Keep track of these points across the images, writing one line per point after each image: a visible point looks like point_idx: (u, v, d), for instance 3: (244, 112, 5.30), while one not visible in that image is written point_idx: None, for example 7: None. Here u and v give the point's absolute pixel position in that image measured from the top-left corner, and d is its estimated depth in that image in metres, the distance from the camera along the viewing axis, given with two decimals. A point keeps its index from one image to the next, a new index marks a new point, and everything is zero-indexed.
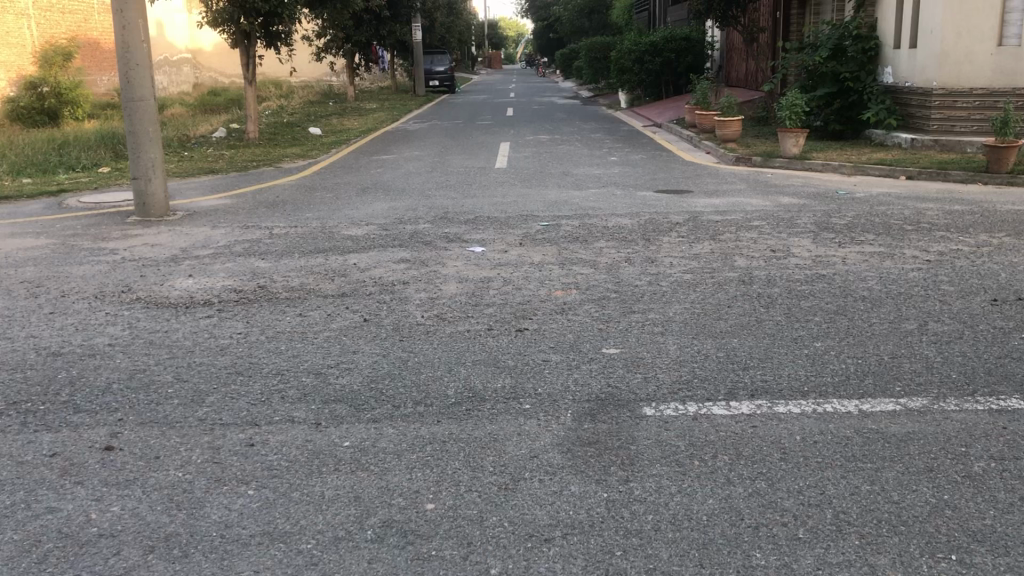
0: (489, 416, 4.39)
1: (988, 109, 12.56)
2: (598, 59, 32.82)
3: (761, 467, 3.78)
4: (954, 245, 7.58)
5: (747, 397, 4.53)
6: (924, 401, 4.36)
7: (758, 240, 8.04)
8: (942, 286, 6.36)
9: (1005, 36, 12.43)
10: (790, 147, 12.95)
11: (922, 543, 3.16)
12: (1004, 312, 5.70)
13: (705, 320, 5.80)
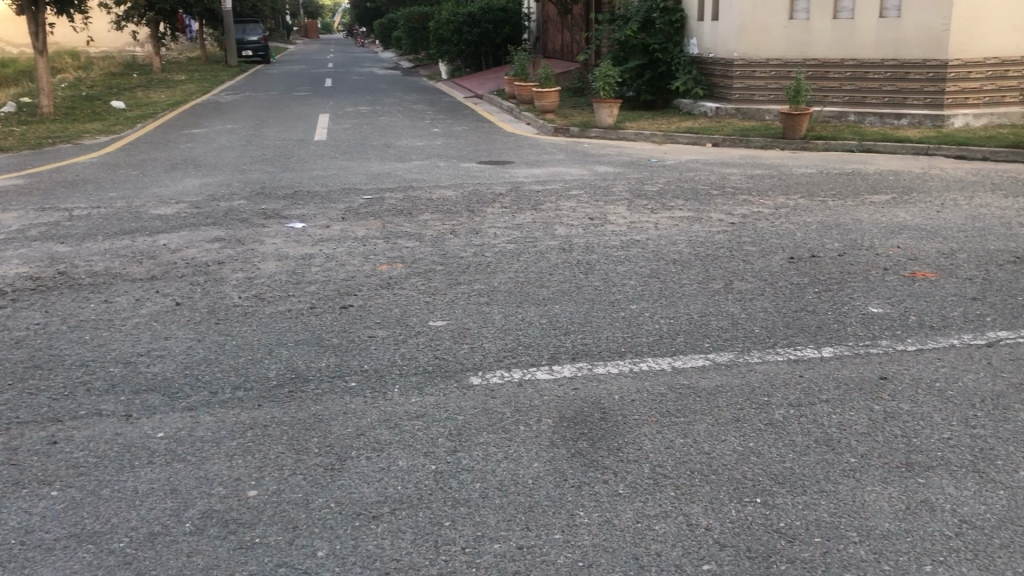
0: (314, 396, 4.29)
1: (784, 79, 13.25)
2: (417, 29, 32.55)
3: (583, 427, 3.90)
4: (755, 207, 8.06)
5: (569, 360, 4.65)
6: (730, 355, 4.63)
7: (576, 209, 8.25)
8: (745, 246, 6.75)
9: (796, 10, 12.97)
10: (605, 117, 13.31)
11: (730, 490, 3.36)
12: (800, 269, 6.12)
13: (528, 289, 5.89)
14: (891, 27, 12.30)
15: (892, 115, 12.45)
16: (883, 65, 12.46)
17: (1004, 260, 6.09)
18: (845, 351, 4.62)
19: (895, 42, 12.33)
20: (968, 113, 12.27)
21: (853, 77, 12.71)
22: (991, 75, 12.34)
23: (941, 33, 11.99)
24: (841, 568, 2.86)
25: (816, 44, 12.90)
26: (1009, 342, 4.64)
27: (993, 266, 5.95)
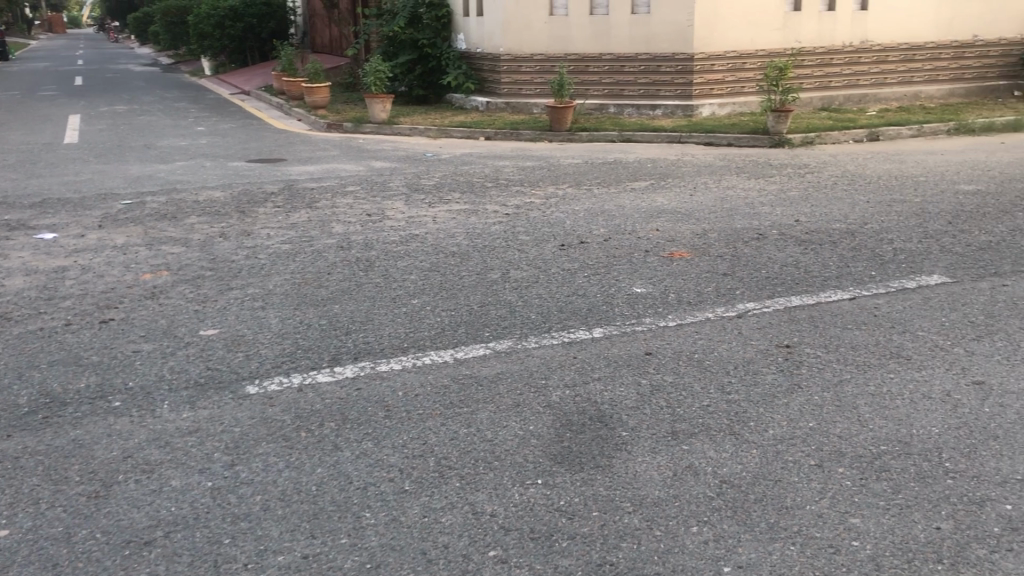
0: (72, 421, 3.96)
1: (548, 73, 13.65)
2: (175, 23, 30.86)
3: (366, 427, 3.86)
4: (527, 198, 8.30)
5: (350, 360, 4.59)
6: (509, 342, 4.75)
7: (353, 205, 8.14)
8: (520, 236, 6.93)
9: (555, 7, 13.41)
10: (378, 113, 13.21)
11: (513, 474, 3.45)
12: (571, 255, 6.37)
13: (305, 290, 5.75)
14: (641, 23, 13.00)
15: (647, 106, 13.21)
16: (636, 59, 13.13)
17: (750, 237, 6.62)
18: (614, 331, 4.86)
19: (647, 38, 13.03)
20: (713, 102, 13.21)
21: (610, 71, 13.31)
22: (731, 67, 13.22)
23: (685, 28, 12.82)
24: (618, 539, 3.01)
25: (576, 39, 13.39)
26: (756, 311, 5.06)
27: (740, 243, 6.46)
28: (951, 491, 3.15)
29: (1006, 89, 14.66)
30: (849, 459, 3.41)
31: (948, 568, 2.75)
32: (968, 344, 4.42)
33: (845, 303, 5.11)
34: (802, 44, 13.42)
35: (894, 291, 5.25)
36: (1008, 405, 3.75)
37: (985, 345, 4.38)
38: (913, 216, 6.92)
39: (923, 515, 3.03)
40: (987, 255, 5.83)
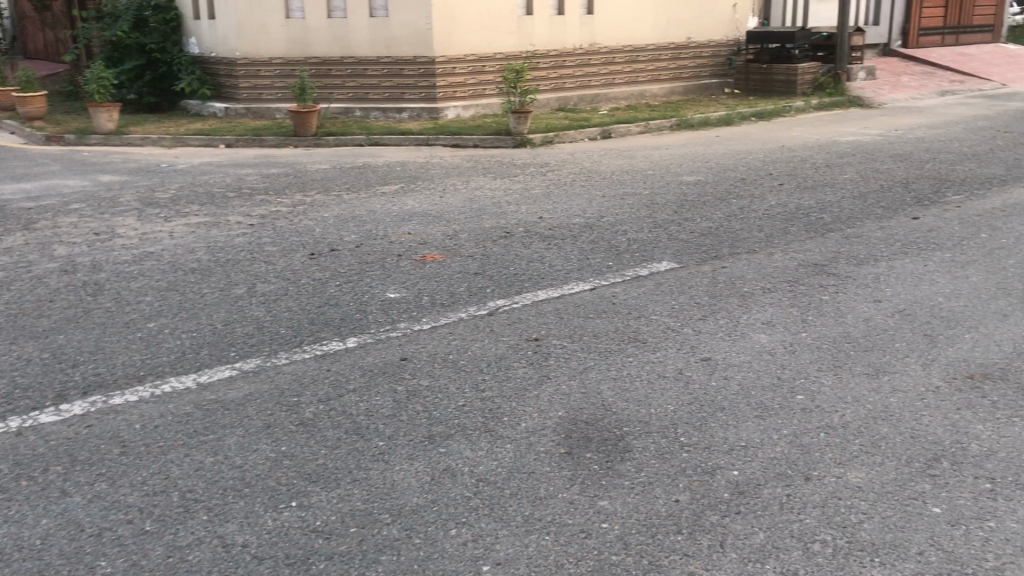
0: None
1: (289, 78, 13.29)
2: None
3: (99, 468, 3.54)
4: (273, 207, 8.02)
5: (78, 396, 4.19)
6: (257, 361, 4.54)
7: (77, 224, 7.49)
8: (266, 247, 6.67)
9: (291, 10, 13.11)
10: (104, 122, 12.25)
11: (265, 499, 3.29)
12: (321, 264, 6.21)
13: (24, 321, 5.20)
14: (381, 26, 12.93)
15: (393, 109, 13.02)
16: (378, 62, 13.04)
17: (497, 236, 6.78)
18: (367, 339, 4.79)
19: (387, 41, 12.96)
20: (457, 105, 13.15)
21: (353, 75, 13.14)
22: (472, 69, 13.21)
23: (425, 32, 12.74)
24: (376, 552, 2.95)
25: (315, 43, 13.13)
26: (505, 308, 5.17)
27: (487, 242, 6.59)
28: (686, 464, 3.36)
29: (719, 86, 15.60)
30: (596, 444, 3.56)
31: (686, 537, 2.92)
32: (696, 324, 4.76)
33: (587, 294, 5.35)
34: (536, 47, 13.66)
35: (630, 280, 5.57)
36: (732, 377, 4.06)
37: (711, 324, 4.73)
38: (644, 208, 7.38)
39: (662, 490, 3.20)
40: (708, 240, 6.32)
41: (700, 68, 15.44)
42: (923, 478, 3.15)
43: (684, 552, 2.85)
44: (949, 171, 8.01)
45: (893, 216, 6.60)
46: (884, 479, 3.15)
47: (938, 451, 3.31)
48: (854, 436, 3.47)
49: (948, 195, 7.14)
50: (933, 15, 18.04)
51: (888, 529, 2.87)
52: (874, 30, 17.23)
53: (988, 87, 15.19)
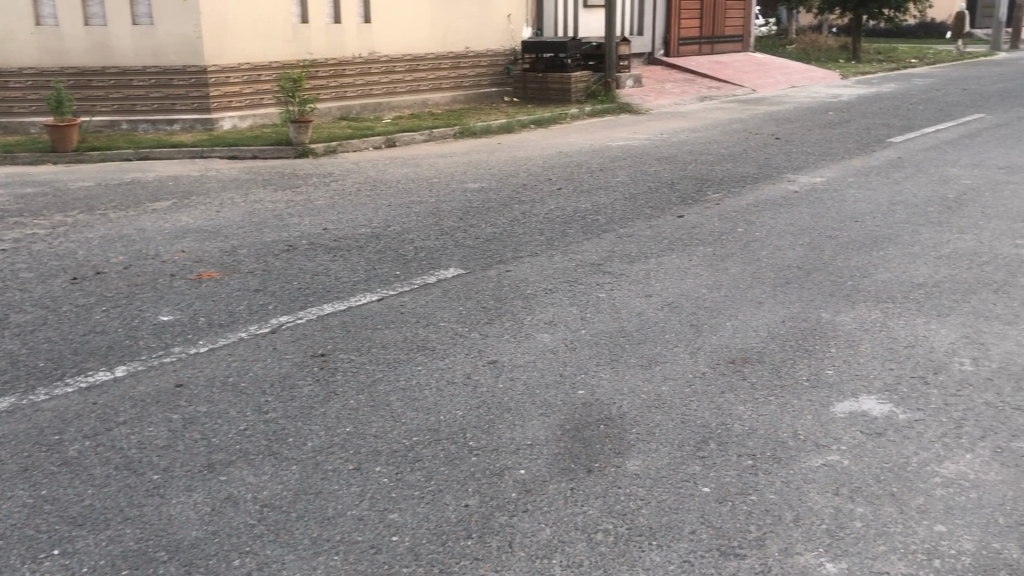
0: None
1: (43, 89, 12.28)
2: None
3: None
4: (28, 229, 7.36)
5: None
6: (11, 400, 4.13)
7: None
8: (21, 274, 6.11)
9: (41, 16, 12.13)
10: None
11: (23, 550, 3.00)
12: (85, 289, 5.77)
13: None
14: (145, 34, 12.23)
15: (163, 121, 12.34)
16: (144, 72, 12.30)
17: (279, 249, 6.57)
18: (138, 367, 4.49)
19: (153, 49, 12.27)
20: (232, 115, 12.63)
21: (117, 85, 12.33)
22: (246, 78, 12.71)
23: (193, 40, 12.15)
24: None
25: (71, 52, 12.22)
26: (289, 324, 5.02)
27: (269, 256, 6.37)
28: (474, 468, 3.38)
29: (499, 94, 15.92)
30: (385, 456, 3.51)
31: (476, 541, 2.94)
32: (482, 328, 4.82)
33: (374, 304, 5.29)
34: (314, 55, 13.38)
35: (417, 287, 5.56)
36: (517, 378, 4.15)
37: (495, 327, 4.81)
38: (429, 216, 7.41)
39: (452, 496, 3.21)
40: (492, 245, 6.43)
41: (480, 76, 15.69)
42: (693, 460, 3.34)
43: (473, 557, 2.86)
44: (710, 171, 8.60)
45: (661, 215, 7.00)
46: (659, 465, 3.31)
47: (707, 434, 3.52)
48: (632, 425, 3.63)
49: (709, 193, 7.66)
50: (690, 26, 19.36)
51: (663, 512, 3.02)
52: (640, 40, 18.23)
53: (741, 92, 16.47)
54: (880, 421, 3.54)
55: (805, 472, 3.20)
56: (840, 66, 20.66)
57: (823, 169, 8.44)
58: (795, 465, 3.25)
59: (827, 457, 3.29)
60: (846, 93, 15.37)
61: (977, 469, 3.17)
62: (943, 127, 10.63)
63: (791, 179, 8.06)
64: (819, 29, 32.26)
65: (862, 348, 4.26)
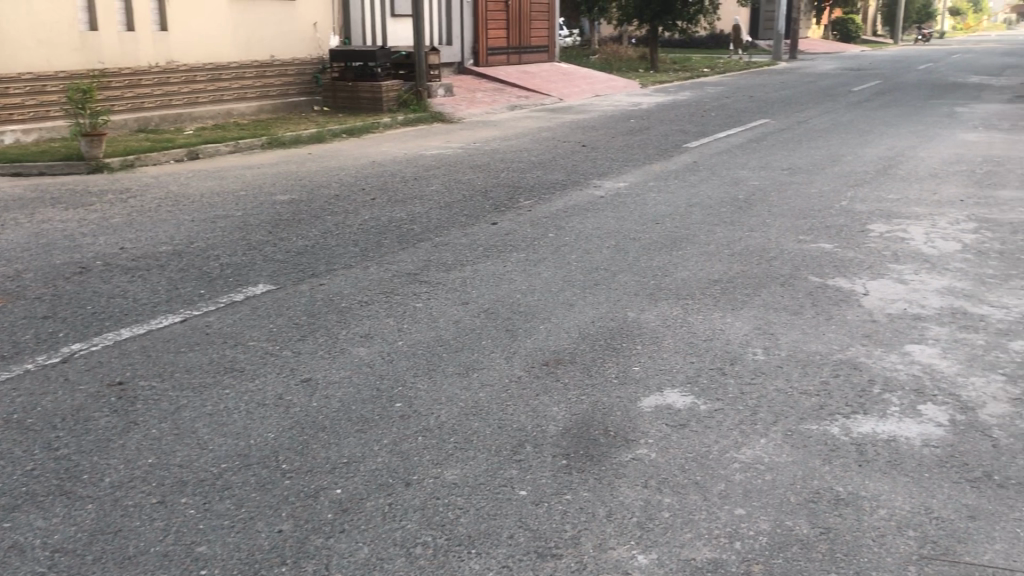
0: None
1: None
2: None
3: None
4: None
5: None
6: None
7: None
8: None
9: None
10: None
11: None
12: None
13: None
14: None
15: None
16: None
17: (70, 272, 6.11)
18: None
19: None
20: (15, 129, 11.47)
21: None
22: (29, 90, 11.59)
23: None
24: None
25: None
26: (82, 353, 4.67)
27: (58, 280, 5.92)
28: (288, 492, 3.27)
29: (309, 103, 15.54)
30: (191, 487, 3.33)
31: (292, 567, 2.84)
32: (294, 345, 4.67)
33: (177, 327, 5.01)
34: (105, 64, 12.55)
35: (224, 306, 5.33)
36: (332, 395, 4.04)
37: (308, 344, 4.68)
38: (236, 231, 7.12)
39: (264, 522, 3.08)
40: (303, 259, 6.26)
41: (287, 85, 15.20)
42: (510, 464, 3.37)
43: None
44: (521, 179, 8.76)
45: (474, 223, 7.06)
46: (477, 472, 3.32)
47: (522, 437, 3.56)
48: (449, 434, 3.62)
49: (520, 200, 7.80)
50: (498, 35, 19.70)
51: (481, 519, 3.03)
52: (449, 49, 18.36)
53: (549, 101, 16.92)
54: (683, 413, 3.71)
55: (616, 468, 3.30)
56: (640, 76, 21.64)
57: (627, 174, 8.80)
58: (606, 461, 3.35)
59: (636, 452, 3.41)
60: (646, 101, 16.10)
61: (771, 452, 3.38)
62: (734, 133, 11.34)
63: (597, 185, 8.34)
64: (619, 40, 33.66)
65: (666, 344, 4.46)
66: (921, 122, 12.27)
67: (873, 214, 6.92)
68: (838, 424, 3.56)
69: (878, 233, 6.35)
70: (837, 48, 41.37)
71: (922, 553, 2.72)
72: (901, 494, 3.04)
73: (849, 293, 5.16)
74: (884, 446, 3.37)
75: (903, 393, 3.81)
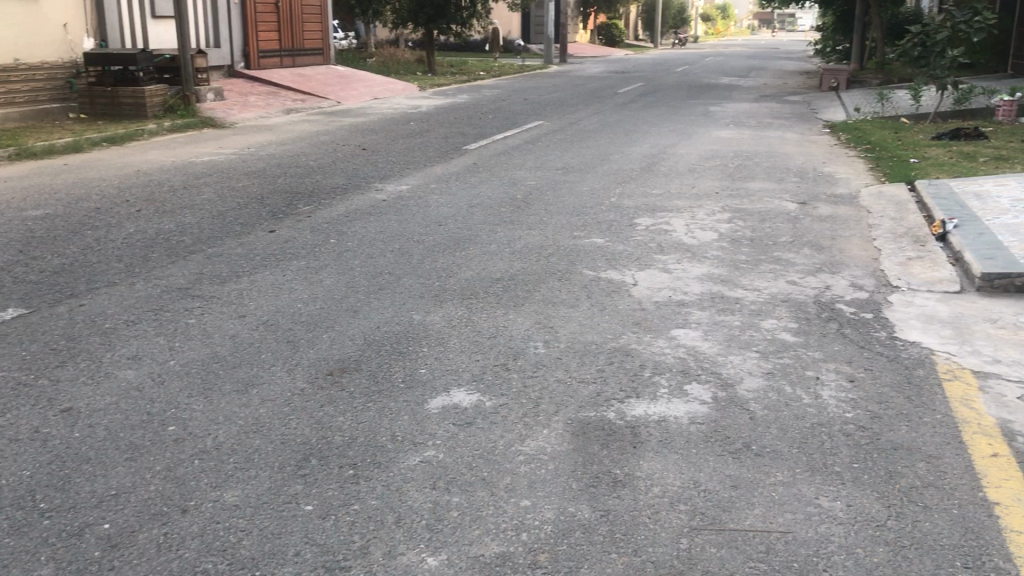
0: None
1: None
2: None
3: None
4: None
5: None
6: None
7: None
8: None
9: None
10: None
11: None
12: None
13: None
14: None
15: None
16: None
17: None
18: None
19: None
20: None
21: None
22: None
23: None
24: None
25: None
26: None
27: None
28: (48, 533, 2.99)
29: (62, 110, 14.29)
30: None
31: None
32: (51, 373, 4.30)
33: None
34: None
35: None
36: (96, 424, 3.75)
37: (69, 370, 4.32)
38: None
39: (21, 568, 2.81)
40: (60, 278, 5.77)
41: (37, 91, 13.97)
42: (295, 479, 3.27)
43: None
44: (299, 184, 8.54)
45: (251, 231, 6.80)
46: (259, 491, 3.19)
47: (308, 450, 3.47)
48: (229, 455, 3.46)
49: (299, 207, 7.60)
50: (268, 38, 19.12)
51: (266, 539, 2.92)
52: (217, 52, 17.61)
53: (326, 104, 16.62)
54: (469, 411, 3.76)
55: (404, 472, 3.28)
56: (418, 79, 21.73)
57: (407, 177, 8.80)
58: (394, 467, 3.32)
59: (424, 454, 3.41)
60: (424, 104, 16.20)
61: (553, 441, 3.48)
62: (510, 134, 11.63)
63: (378, 188, 8.28)
64: (396, 43, 33.64)
65: (451, 344, 4.50)
66: (680, 121, 13.13)
67: (640, 209, 7.32)
68: (614, 409, 3.73)
69: (646, 227, 6.72)
70: (604, 52, 43.49)
71: (692, 525, 2.90)
72: (672, 470, 3.23)
73: (621, 284, 5.42)
74: (655, 427, 3.56)
75: (671, 375, 4.05)
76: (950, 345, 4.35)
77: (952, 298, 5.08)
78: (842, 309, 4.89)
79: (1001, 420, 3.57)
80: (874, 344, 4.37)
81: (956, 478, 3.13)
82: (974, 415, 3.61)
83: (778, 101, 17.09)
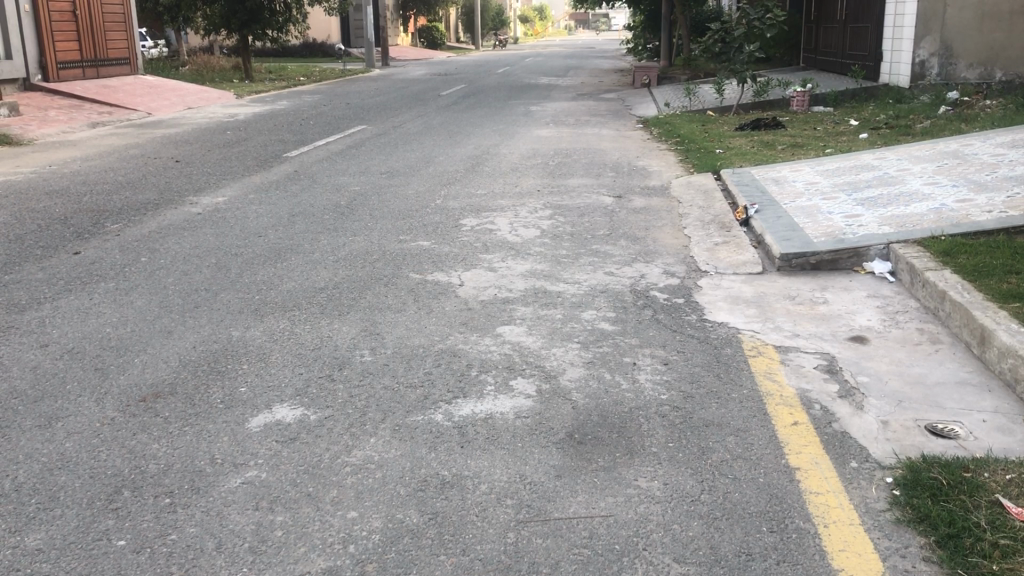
0: None
1: None
2: None
3: None
4: None
5: None
6: None
7: None
8: None
9: None
10: None
11: None
12: None
13: None
14: None
15: None
16: None
17: None
18: None
19: None
20: None
21: None
22: None
23: None
24: None
25: None
26: None
27: None
28: None
29: None
30: None
31: None
32: None
33: None
34: None
35: None
36: None
37: None
38: None
39: None
40: None
41: None
42: (105, 515, 3.07)
43: None
44: (106, 202, 8.06)
45: (52, 255, 6.35)
46: (65, 531, 2.97)
47: (119, 483, 3.27)
48: (31, 496, 3.20)
49: (107, 226, 7.18)
50: (67, 48, 17.97)
51: None
52: (9, 64, 16.38)
53: (135, 116, 15.81)
54: (293, 427, 3.66)
55: (224, 495, 3.16)
56: (235, 86, 21.01)
57: (223, 189, 8.47)
58: (213, 491, 3.19)
59: (245, 475, 3.29)
60: (241, 111, 15.71)
61: (380, 450, 3.44)
62: (331, 140, 11.42)
63: (193, 201, 7.94)
64: (209, 50, 32.40)
65: (273, 359, 4.36)
66: (502, 121, 13.31)
67: (464, 210, 7.36)
68: (441, 411, 3.73)
69: (470, 227, 6.77)
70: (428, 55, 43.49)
71: (518, 518, 2.94)
72: (498, 467, 3.27)
73: (446, 285, 5.43)
74: (482, 424, 3.60)
75: (497, 372, 4.10)
76: (754, 324, 4.62)
77: (754, 279, 5.40)
78: (657, 296, 5.10)
79: (800, 390, 3.82)
80: (685, 327, 4.59)
81: (761, 449, 3.32)
82: (777, 387, 3.84)
83: (595, 99, 17.61)
